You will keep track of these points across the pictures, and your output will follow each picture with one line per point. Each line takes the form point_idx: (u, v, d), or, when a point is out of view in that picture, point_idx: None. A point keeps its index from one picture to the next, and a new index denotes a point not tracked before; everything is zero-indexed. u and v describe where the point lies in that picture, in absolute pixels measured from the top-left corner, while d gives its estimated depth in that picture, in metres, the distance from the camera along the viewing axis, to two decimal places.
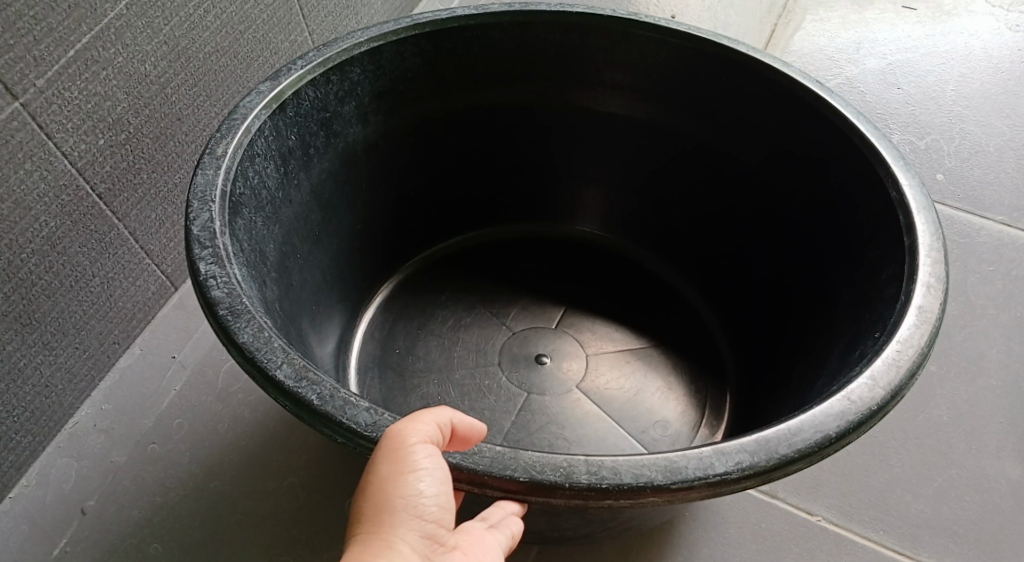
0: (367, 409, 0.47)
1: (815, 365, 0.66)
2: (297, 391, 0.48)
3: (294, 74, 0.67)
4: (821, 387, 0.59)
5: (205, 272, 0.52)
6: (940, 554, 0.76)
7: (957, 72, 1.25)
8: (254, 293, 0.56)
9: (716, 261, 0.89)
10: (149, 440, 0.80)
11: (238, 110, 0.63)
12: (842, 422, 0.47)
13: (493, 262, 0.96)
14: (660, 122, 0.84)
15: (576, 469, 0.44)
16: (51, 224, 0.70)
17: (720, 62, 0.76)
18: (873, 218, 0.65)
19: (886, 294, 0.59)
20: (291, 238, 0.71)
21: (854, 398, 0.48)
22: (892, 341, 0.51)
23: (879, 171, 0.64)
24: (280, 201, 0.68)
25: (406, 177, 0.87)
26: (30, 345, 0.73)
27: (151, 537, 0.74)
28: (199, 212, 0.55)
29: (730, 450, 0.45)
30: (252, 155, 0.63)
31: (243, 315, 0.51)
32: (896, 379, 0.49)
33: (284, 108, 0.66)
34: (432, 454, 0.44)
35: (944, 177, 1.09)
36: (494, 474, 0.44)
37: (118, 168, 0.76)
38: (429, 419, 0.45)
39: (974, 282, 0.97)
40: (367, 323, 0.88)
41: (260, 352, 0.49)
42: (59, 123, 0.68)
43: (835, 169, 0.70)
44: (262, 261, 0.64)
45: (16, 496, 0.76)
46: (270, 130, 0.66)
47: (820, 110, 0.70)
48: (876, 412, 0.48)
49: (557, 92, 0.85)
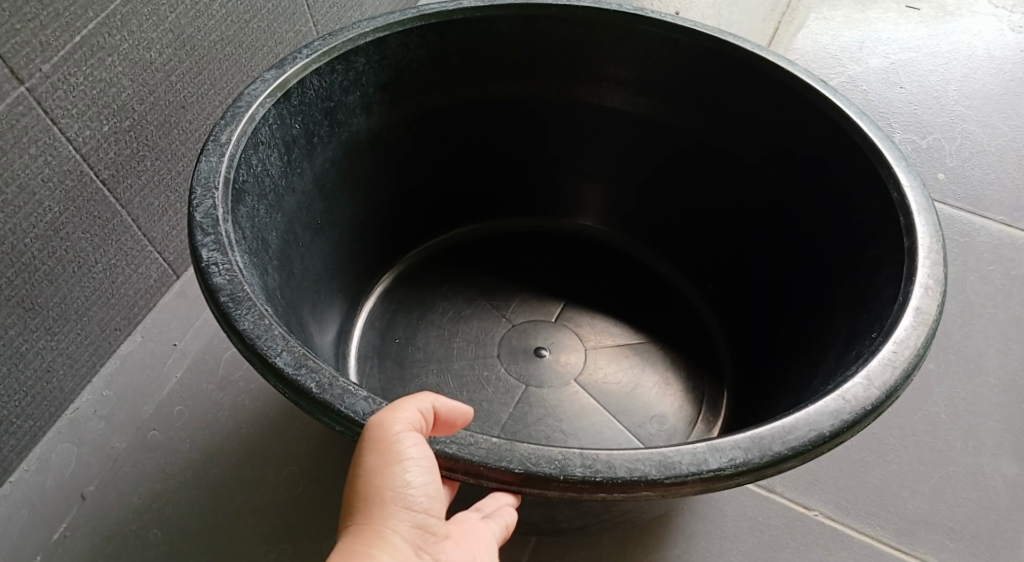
0: (365, 398, 0.47)
1: (811, 365, 0.66)
2: (296, 378, 0.48)
3: (299, 64, 0.67)
4: (816, 386, 0.59)
5: (208, 259, 0.52)
6: (936, 550, 0.77)
7: (959, 72, 1.25)
8: (257, 284, 0.56)
9: (717, 257, 0.90)
10: (150, 427, 0.81)
11: (242, 98, 0.63)
12: (836, 422, 0.47)
13: (493, 255, 0.96)
14: (661, 118, 0.85)
15: (571, 462, 0.44)
16: (54, 210, 0.71)
17: (723, 58, 0.77)
18: (872, 216, 0.65)
19: (883, 295, 0.59)
20: (293, 230, 0.71)
21: (850, 397, 0.48)
22: (892, 341, 0.51)
23: (881, 172, 0.65)
24: (283, 189, 0.69)
25: (407, 167, 0.87)
26: (31, 329, 0.73)
27: (151, 523, 0.74)
28: (202, 198, 0.55)
29: (723, 446, 0.45)
30: (255, 142, 0.63)
31: (243, 302, 0.51)
32: (890, 380, 0.49)
33: (289, 96, 0.67)
34: (416, 442, 0.44)
35: (945, 176, 1.09)
36: (490, 465, 0.44)
37: (122, 155, 0.76)
38: (410, 406, 0.45)
39: (974, 281, 0.97)
40: (367, 314, 0.88)
41: (261, 339, 0.49)
42: (64, 109, 0.68)
43: (834, 167, 0.71)
44: (265, 249, 0.64)
45: (16, 481, 0.76)
46: (274, 118, 0.66)
47: (821, 107, 0.71)
48: (870, 412, 0.48)
49: (561, 86, 0.85)
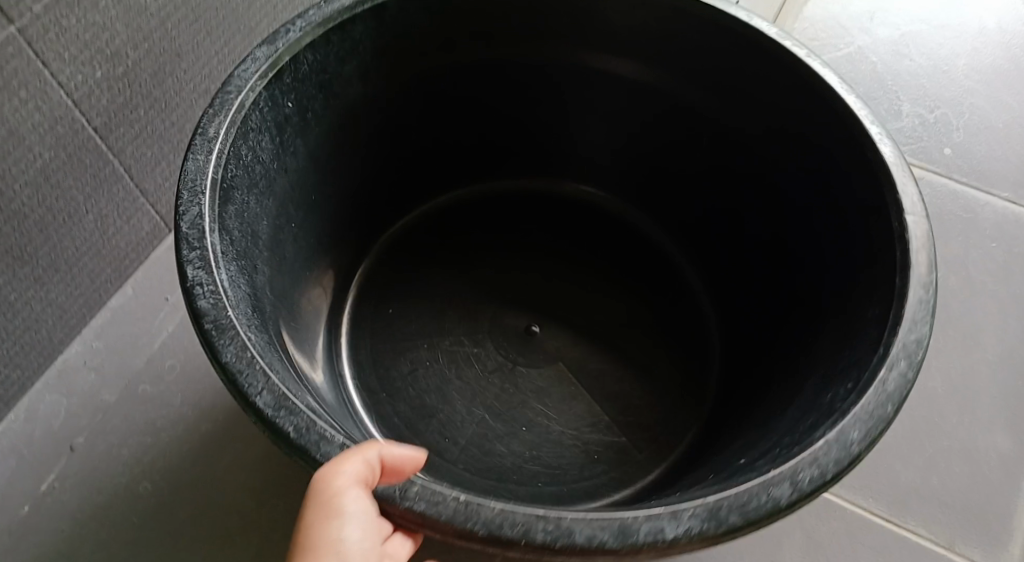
0: (341, 446, 0.44)
1: (796, 384, 0.64)
2: (276, 421, 0.44)
3: (291, 39, 0.62)
4: (785, 423, 0.58)
5: (192, 278, 0.49)
6: (926, 521, 0.78)
7: (969, 44, 1.16)
8: (242, 295, 0.53)
9: (714, 232, 0.89)
10: (141, 381, 0.80)
11: (232, 80, 0.59)
12: (795, 490, 0.45)
13: (490, 223, 0.95)
14: (665, 87, 0.83)
15: (533, 526, 0.41)
16: (45, 155, 0.69)
17: (736, 39, 0.73)
18: (871, 234, 0.63)
19: (869, 331, 0.56)
20: (281, 217, 0.69)
21: (814, 461, 0.46)
22: (866, 396, 0.49)
23: (886, 191, 0.61)
24: (273, 172, 0.66)
25: (405, 129, 0.85)
26: (21, 277, 0.73)
27: (141, 477, 0.75)
28: (188, 204, 0.51)
29: (682, 513, 0.43)
30: (245, 131, 0.59)
31: (227, 331, 0.47)
32: (854, 446, 0.47)
33: (282, 76, 0.62)
34: (360, 498, 0.43)
35: (952, 151, 1.06)
36: (451, 525, 0.41)
37: (115, 102, 0.74)
38: (357, 460, 0.43)
39: (975, 257, 0.97)
40: (359, 276, 0.88)
41: (243, 375, 0.46)
42: (55, 51, 0.66)
43: (843, 177, 0.67)
44: (253, 243, 0.61)
45: (5, 429, 0.76)
46: (265, 100, 0.62)
47: (835, 107, 0.66)
48: (832, 476, 0.46)
49: (566, 49, 0.83)
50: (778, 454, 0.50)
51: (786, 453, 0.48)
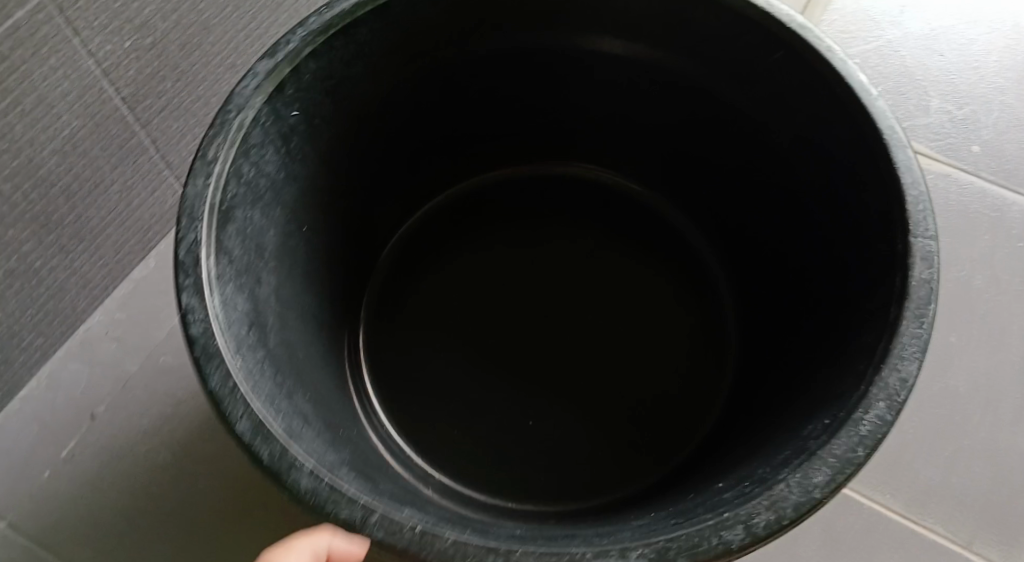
0: (309, 475, 0.41)
1: (786, 401, 0.59)
2: (252, 447, 0.42)
3: (292, 46, 0.55)
4: (761, 445, 0.53)
5: (186, 305, 0.46)
6: (944, 520, 0.80)
7: (1002, 39, 1.12)
8: (240, 314, 0.50)
9: (744, 233, 0.82)
10: (161, 352, 0.80)
11: (232, 98, 0.53)
12: (744, 536, 0.39)
13: (510, 218, 0.90)
14: (696, 82, 0.75)
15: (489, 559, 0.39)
16: (73, 123, 0.69)
17: (763, 36, 0.64)
18: (878, 258, 0.55)
19: (858, 361, 0.50)
20: (297, 222, 0.63)
21: (769, 505, 0.41)
22: (836, 437, 0.43)
23: (894, 207, 0.53)
24: (283, 182, 0.59)
25: (421, 124, 0.79)
26: (46, 246, 0.73)
27: (160, 446, 0.77)
28: (186, 231, 0.48)
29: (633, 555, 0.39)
30: (248, 148, 0.53)
31: (216, 357, 0.44)
32: (813, 494, 0.41)
33: (284, 88, 0.55)
34: None
35: (980, 148, 1.04)
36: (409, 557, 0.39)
37: (144, 72, 0.73)
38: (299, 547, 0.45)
39: (1003, 256, 0.95)
40: (382, 255, 0.86)
41: (225, 400, 0.43)
42: (86, 18, 0.65)
43: (852, 188, 0.60)
44: (263, 254, 0.56)
45: (28, 395, 0.78)
46: (268, 114, 0.55)
47: (854, 121, 0.58)
48: (785, 524, 0.40)
49: (585, 36, 0.75)
50: (745, 485, 0.45)
51: (749, 489, 0.44)
